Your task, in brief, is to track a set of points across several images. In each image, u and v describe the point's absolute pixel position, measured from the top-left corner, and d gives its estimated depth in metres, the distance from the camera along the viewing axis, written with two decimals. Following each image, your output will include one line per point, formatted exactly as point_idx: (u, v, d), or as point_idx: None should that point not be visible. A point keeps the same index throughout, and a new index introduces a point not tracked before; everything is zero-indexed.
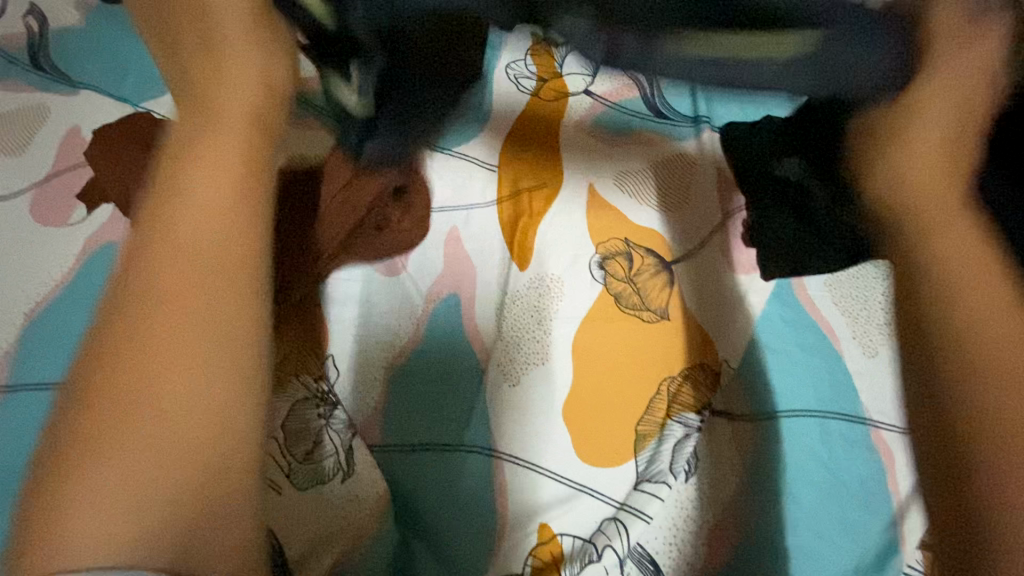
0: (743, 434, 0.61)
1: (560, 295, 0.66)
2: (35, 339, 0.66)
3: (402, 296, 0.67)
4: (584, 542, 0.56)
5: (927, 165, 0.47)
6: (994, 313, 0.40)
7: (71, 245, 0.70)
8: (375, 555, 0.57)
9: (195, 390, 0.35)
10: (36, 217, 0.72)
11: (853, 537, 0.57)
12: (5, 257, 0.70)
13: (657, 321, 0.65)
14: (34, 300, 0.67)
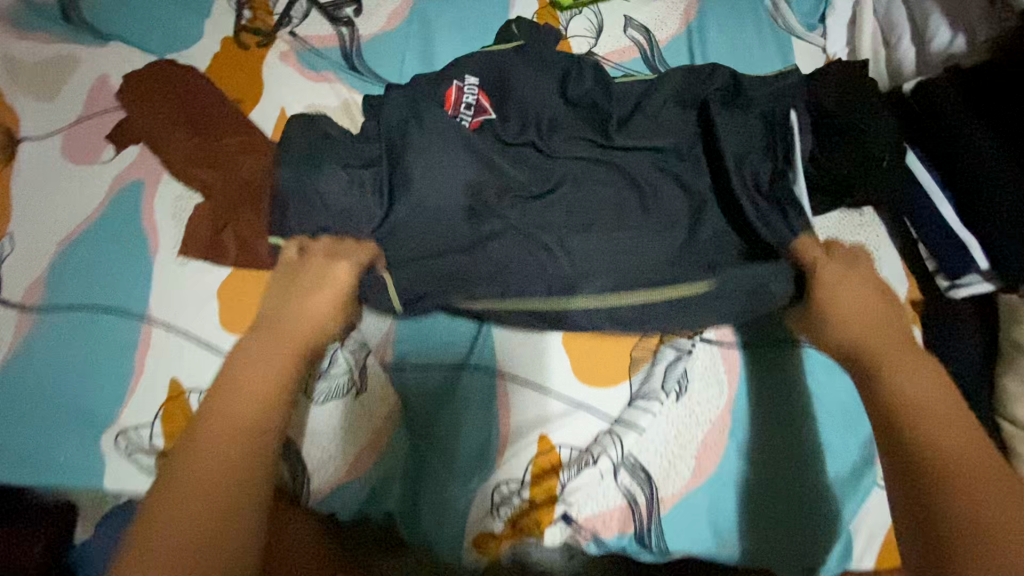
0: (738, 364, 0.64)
1: None
2: (67, 265, 0.69)
3: None
4: (580, 452, 0.60)
5: (869, 303, 0.51)
6: (949, 428, 0.41)
7: (101, 182, 0.74)
8: (387, 464, 0.61)
9: (218, 484, 0.40)
10: (66, 154, 0.75)
11: (839, 456, 0.61)
12: (35, 191, 0.73)
13: None
14: (65, 230, 0.71)
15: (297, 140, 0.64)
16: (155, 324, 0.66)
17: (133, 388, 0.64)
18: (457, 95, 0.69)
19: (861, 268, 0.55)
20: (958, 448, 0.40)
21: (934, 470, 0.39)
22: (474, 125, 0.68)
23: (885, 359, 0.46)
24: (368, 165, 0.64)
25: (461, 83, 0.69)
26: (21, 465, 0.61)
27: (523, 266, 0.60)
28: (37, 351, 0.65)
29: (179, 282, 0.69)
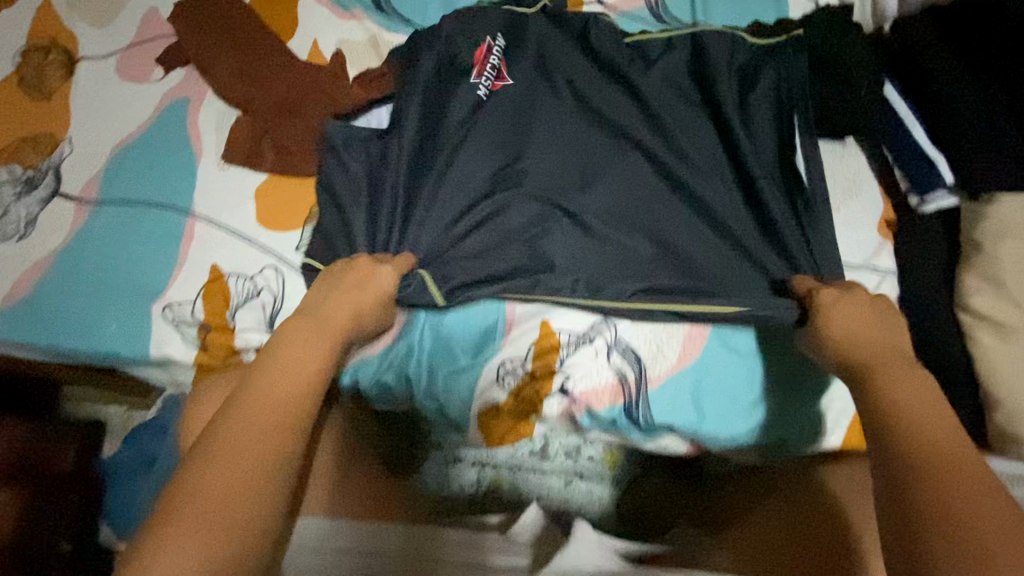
0: None
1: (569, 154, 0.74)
2: (119, 167, 0.76)
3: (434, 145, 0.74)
4: (577, 335, 0.68)
5: (871, 323, 0.55)
6: (934, 429, 0.44)
7: (151, 97, 0.81)
8: (406, 345, 0.68)
9: (222, 470, 0.42)
10: (120, 73, 0.83)
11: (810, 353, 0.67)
12: (93, 105, 0.81)
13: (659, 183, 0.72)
14: (118, 138, 0.78)
15: (343, 140, 0.72)
16: (198, 219, 0.73)
17: (177, 271, 0.70)
18: (484, 55, 0.75)
19: (858, 295, 0.60)
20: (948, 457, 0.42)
21: (915, 474, 0.41)
22: (493, 88, 0.75)
23: (875, 372, 0.50)
24: (401, 136, 0.72)
25: (491, 44, 0.76)
26: (74, 332, 0.68)
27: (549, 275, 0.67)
28: (90, 237, 0.72)
29: (220, 183, 0.76)
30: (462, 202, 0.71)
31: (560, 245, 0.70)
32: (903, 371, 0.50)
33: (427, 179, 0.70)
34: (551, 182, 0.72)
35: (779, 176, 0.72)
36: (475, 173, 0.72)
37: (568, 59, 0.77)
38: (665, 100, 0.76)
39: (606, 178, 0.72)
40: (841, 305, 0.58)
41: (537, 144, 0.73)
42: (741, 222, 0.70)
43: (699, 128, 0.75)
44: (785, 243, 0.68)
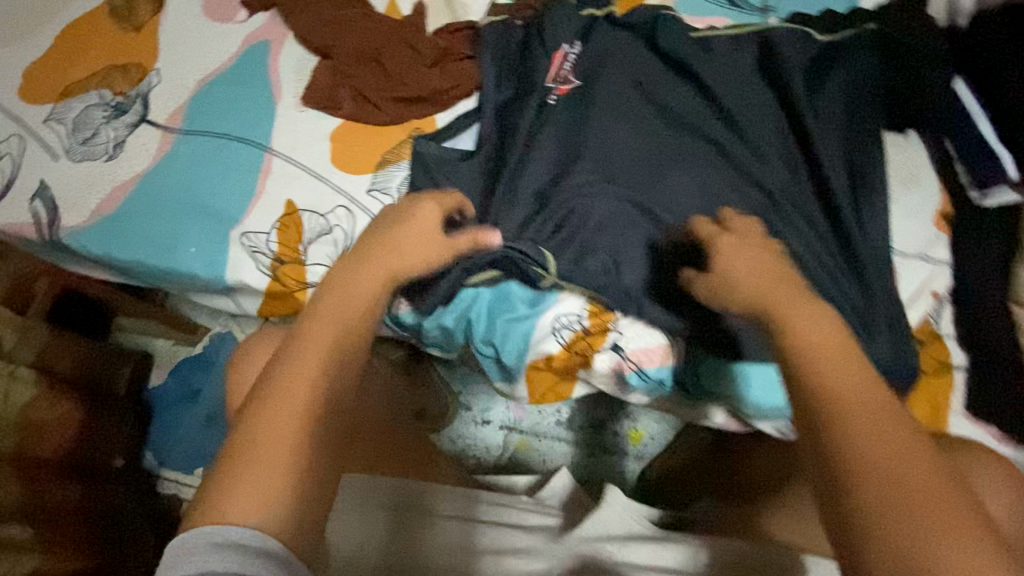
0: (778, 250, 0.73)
1: (640, 137, 0.79)
2: (202, 101, 0.79)
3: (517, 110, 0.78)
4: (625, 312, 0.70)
5: (763, 269, 0.54)
6: (853, 396, 0.43)
7: (234, 37, 0.84)
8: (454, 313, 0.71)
9: (307, 416, 0.47)
10: (206, 11, 0.85)
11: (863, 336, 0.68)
12: (179, 40, 0.83)
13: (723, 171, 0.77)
14: (203, 73, 0.81)
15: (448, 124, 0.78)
16: (276, 155, 0.76)
17: (255, 202, 0.74)
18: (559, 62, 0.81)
19: (753, 238, 0.58)
20: (862, 439, 0.41)
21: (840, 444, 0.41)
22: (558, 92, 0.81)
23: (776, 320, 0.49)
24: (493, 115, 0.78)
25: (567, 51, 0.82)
26: (156, 252, 0.71)
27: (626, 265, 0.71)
28: (173, 163, 0.75)
29: (297, 123, 0.79)
30: (541, 170, 0.76)
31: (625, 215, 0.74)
32: (813, 311, 0.49)
33: (516, 151, 0.76)
34: (631, 161, 0.77)
35: (847, 166, 0.76)
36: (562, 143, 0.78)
37: (633, 50, 0.85)
38: (735, 94, 0.81)
39: (678, 165, 0.78)
40: (741, 248, 0.56)
41: (620, 133, 0.79)
42: (802, 208, 0.75)
43: (770, 121, 0.80)
44: (847, 231, 0.73)
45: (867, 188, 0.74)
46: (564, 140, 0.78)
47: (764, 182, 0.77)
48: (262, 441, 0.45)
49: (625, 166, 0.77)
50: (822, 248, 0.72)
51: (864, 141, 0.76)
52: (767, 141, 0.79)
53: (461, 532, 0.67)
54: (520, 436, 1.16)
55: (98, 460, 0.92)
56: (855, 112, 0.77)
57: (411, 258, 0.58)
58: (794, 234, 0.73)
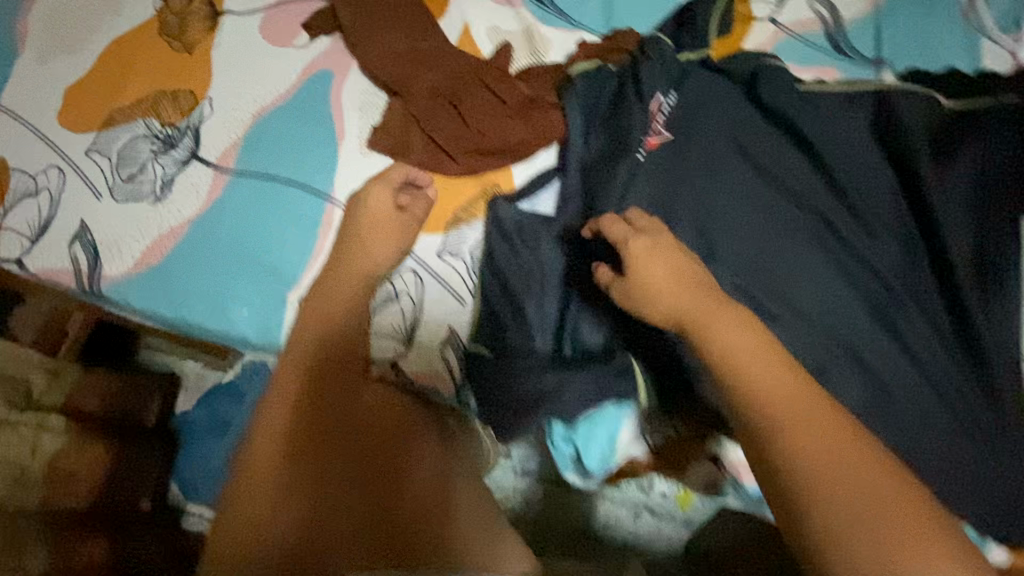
0: (882, 345, 0.66)
1: (732, 206, 0.72)
2: (258, 139, 0.72)
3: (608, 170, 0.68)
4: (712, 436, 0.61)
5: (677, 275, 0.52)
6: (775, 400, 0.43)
7: (293, 64, 0.76)
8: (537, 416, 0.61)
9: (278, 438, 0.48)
10: (263, 33, 0.77)
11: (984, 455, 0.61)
12: (233, 65, 0.75)
13: (825, 250, 0.70)
14: (260, 105, 0.74)
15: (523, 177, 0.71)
16: (337, 206, 0.69)
17: (314, 260, 0.66)
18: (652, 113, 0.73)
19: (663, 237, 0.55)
20: (798, 414, 0.42)
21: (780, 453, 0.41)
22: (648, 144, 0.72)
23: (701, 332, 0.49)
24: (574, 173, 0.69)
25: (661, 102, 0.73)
26: (208, 312, 0.65)
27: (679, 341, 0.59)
28: (225, 212, 0.68)
29: (361, 171, 0.71)
30: None
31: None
32: (733, 315, 0.48)
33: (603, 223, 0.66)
34: (727, 234, 0.71)
35: (974, 254, 0.68)
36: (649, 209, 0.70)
37: (728, 101, 0.77)
38: (848, 160, 0.73)
39: (779, 242, 0.70)
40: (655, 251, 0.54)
41: (712, 200, 0.72)
42: (920, 301, 0.67)
43: (887, 195, 0.72)
44: (974, 330, 0.65)
45: (999, 283, 0.66)
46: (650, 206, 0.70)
47: (877, 266, 0.69)
48: (247, 473, 0.46)
49: (719, 236, 0.71)
50: (944, 350, 0.65)
51: (1002, 227, 0.68)
52: (880, 215, 0.71)
53: None
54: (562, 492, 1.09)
55: (124, 503, 0.86)
56: (988, 192, 0.69)
57: (376, 256, 0.63)
58: (911, 331, 0.66)
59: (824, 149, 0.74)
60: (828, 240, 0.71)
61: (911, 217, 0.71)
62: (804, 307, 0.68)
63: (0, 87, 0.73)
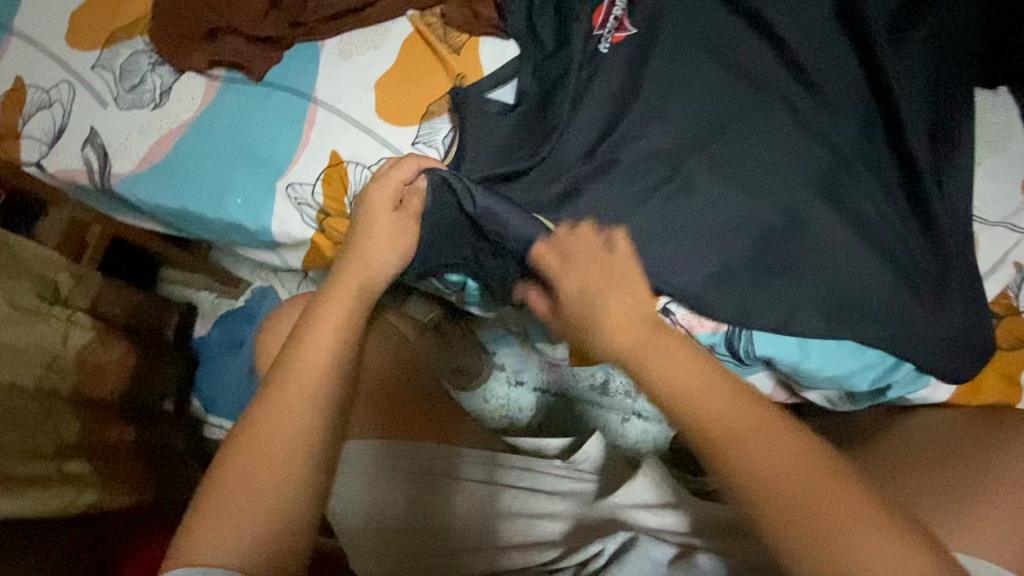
0: (834, 205, 0.66)
1: (691, 81, 0.72)
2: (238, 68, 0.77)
3: (563, 65, 0.73)
4: (571, 469, 0.72)
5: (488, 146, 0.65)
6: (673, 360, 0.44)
7: None
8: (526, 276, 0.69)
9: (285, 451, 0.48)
10: None
11: (934, 312, 0.63)
12: None
13: (788, 118, 0.70)
14: None
15: (472, 69, 0.77)
16: (319, 105, 0.75)
17: (299, 153, 0.72)
18: (606, 9, 0.75)
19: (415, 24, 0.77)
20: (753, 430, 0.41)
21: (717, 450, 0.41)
22: (615, 40, 0.74)
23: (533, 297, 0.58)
24: (528, 68, 0.75)
25: None
26: (205, 203, 0.72)
27: (595, 192, 0.69)
28: (219, 115, 0.74)
29: (342, 73, 0.76)
30: (591, 121, 0.72)
31: (685, 176, 0.69)
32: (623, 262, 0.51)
33: (566, 115, 0.71)
34: (687, 109, 0.71)
35: (928, 126, 0.69)
36: (600, 92, 0.72)
37: None
38: (809, 45, 0.72)
39: (739, 117, 0.70)
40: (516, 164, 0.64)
41: (670, 76, 0.72)
42: (872, 169, 0.68)
43: (846, 72, 0.71)
44: (924, 195, 0.66)
45: (951, 148, 0.68)
46: (602, 88, 0.72)
47: (833, 141, 0.69)
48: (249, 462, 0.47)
49: (686, 111, 0.71)
50: (897, 219, 0.66)
51: (957, 96, 0.69)
52: (838, 84, 0.71)
53: (484, 498, 0.68)
54: (545, 412, 1.14)
55: (150, 401, 0.94)
56: (946, 63, 0.70)
57: (262, 147, 0.73)
58: (859, 207, 0.66)
59: (790, 27, 0.72)
60: (792, 111, 0.70)
61: (872, 84, 0.71)
62: (755, 188, 0.67)
63: (11, 11, 0.80)
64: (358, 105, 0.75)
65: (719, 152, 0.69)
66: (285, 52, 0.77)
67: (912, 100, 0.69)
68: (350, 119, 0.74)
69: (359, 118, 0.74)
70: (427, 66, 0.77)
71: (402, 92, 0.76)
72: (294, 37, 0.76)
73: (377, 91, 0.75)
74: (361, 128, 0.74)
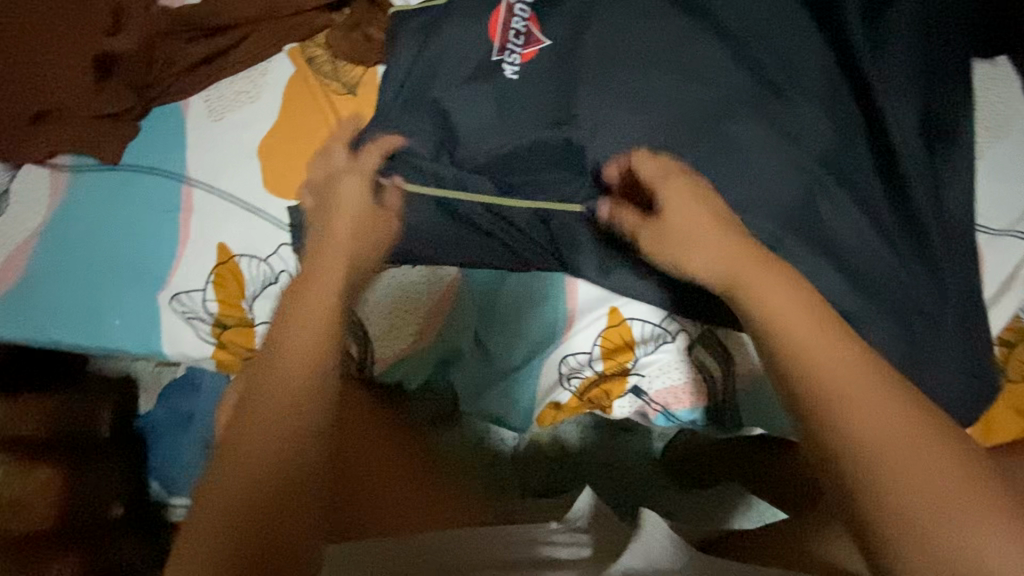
0: (813, 236, 0.58)
1: (638, 99, 0.61)
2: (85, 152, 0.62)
3: (482, 101, 0.61)
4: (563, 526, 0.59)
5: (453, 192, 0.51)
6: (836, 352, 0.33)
7: None
8: (457, 361, 0.63)
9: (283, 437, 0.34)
10: None
11: (935, 349, 0.55)
12: None
13: (757, 131, 0.59)
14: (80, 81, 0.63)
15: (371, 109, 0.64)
16: (195, 186, 0.61)
17: (180, 251, 0.60)
18: (504, 19, 0.63)
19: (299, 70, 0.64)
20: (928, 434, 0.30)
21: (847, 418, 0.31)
22: (521, 59, 0.63)
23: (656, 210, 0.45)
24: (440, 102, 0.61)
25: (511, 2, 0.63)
26: (80, 328, 0.60)
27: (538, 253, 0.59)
28: (72, 216, 0.61)
29: (216, 140, 0.63)
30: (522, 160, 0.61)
31: None
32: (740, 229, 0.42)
33: (486, 163, 0.61)
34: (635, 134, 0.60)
35: (919, 119, 0.58)
36: (530, 126, 0.61)
37: None
38: (766, 37, 0.61)
39: (699, 139, 0.60)
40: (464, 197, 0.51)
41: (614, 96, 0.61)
42: (854, 187, 0.58)
43: (816, 65, 0.61)
44: (914, 212, 0.57)
45: (944, 151, 0.58)
46: (529, 119, 0.61)
47: (809, 154, 0.59)
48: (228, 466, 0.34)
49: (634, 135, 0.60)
50: (884, 245, 0.57)
51: (952, 83, 0.58)
52: (812, 84, 0.60)
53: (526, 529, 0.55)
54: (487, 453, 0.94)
55: (94, 513, 0.86)
56: (935, 41, 0.59)
57: (135, 251, 0.60)
58: (840, 235, 0.58)
59: (748, 22, 0.62)
60: (761, 121, 0.60)
61: (848, 77, 0.60)
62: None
63: None
64: (245, 176, 0.62)
65: None
66: (142, 124, 0.63)
67: (900, 90, 0.59)
68: (237, 195, 0.61)
69: (251, 193, 0.61)
70: (318, 116, 0.63)
71: (294, 154, 0.62)
72: (149, 103, 0.63)
73: (264, 157, 0.62)
74: (255, 209, 0.61)
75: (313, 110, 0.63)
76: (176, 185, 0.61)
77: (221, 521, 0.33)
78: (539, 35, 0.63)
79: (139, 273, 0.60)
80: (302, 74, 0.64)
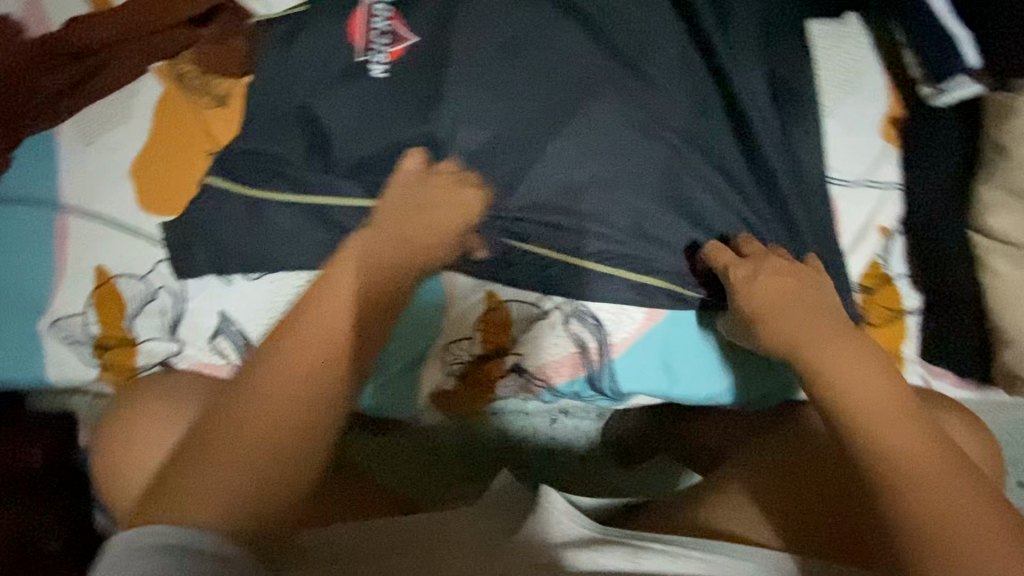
0: (679, 206, 0.60)
1: (504, 86, 0.62)
2: None
3: (349, 103, 0.62)
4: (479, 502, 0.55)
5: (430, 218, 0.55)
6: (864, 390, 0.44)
7: None
8: None
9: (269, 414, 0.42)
10: None
11: None
12: None
13: (618, 108, 0.61)
14: None
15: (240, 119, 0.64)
16: (71, 212, 0.62)
17: (60, 277, 0.61)
18: (365, 21, 0.64)
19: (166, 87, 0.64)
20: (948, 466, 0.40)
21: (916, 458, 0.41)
22: (388, 58, 0.63)
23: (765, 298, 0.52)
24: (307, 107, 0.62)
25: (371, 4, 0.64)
26: None
27: None
28: None
29: (88, 164, 0.63)
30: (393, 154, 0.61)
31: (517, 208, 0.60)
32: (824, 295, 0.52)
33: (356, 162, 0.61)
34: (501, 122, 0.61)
35: (769, 84, 0.60)
36: (399, 122, 0.61)
37: None
38: (623, 18, 0.63)
39: (564, 120, 0.61)
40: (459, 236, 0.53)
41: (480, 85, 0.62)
42: (715, 154, 0.60)
43: (671, 40, 0.62)
44: (770, 174, 0.59)
45: (794, 113, 0.60)
46: (398, 115, 0.61)
47: (670, 126, 0.60)
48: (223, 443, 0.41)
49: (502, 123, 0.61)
50: (747, 208, 0.59)
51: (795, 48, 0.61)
52: (669, 59, 0.62)
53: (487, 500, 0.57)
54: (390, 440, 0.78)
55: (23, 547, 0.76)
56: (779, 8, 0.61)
57: (14, 281, 0.60)
58: (705, 202, 0.59)
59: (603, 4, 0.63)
60: (622, 98, 0.61)
61: (703, 49, 0.62)
62: (591, 208, 0.60)
63: None
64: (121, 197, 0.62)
65: (549, 167, 0.60)
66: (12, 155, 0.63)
67: (749, 57, 0.60)
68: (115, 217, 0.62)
69: (128, 215, 0.62)
70: (188, 131, 0.64)
71: (168, 171, 0.63)
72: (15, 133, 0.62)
73: (138, 177, 0.62)
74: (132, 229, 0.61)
75: (183, 125, 0.64)
76: (52, 212, 0.62)
77: (217, 503, 0.39)
78: (404, 33, 0.64)
79: (22, 303, 0.60)
80: (170, 90, 0.64)
